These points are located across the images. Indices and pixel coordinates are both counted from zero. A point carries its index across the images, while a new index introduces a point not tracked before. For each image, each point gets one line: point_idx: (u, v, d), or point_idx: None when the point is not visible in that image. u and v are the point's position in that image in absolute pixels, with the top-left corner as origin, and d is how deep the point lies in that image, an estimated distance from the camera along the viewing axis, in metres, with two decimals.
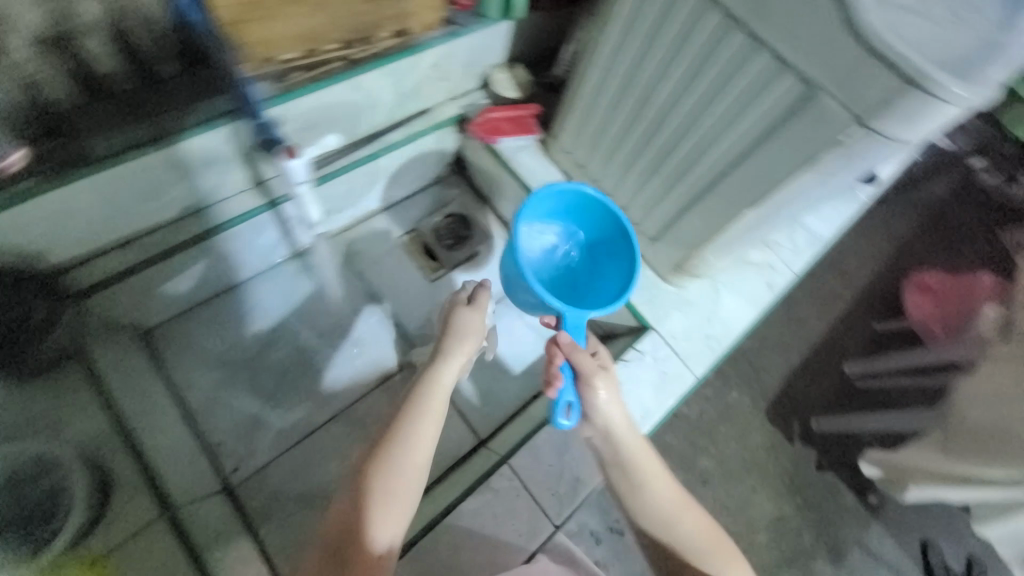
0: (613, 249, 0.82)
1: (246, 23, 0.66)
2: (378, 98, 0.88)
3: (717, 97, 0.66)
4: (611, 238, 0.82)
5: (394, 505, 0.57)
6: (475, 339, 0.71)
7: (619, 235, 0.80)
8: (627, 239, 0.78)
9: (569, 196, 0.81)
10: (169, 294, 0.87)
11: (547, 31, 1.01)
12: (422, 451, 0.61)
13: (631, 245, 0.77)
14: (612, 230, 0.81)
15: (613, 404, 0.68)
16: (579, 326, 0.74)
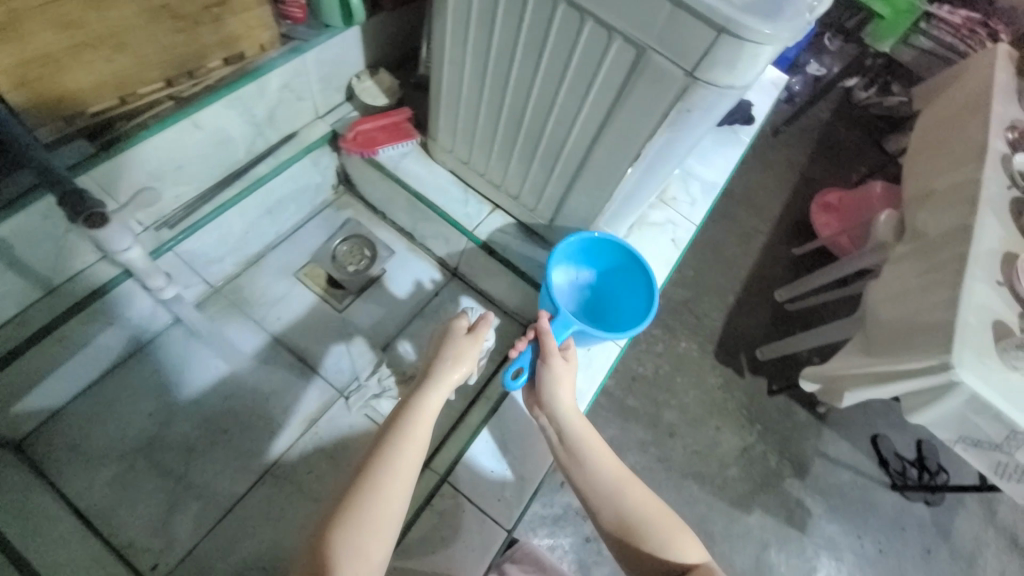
0: (632, 279, 0.83)
1: (31, 82, 0.59)
2: (228, 132, 0.82)
3: (561, 74, 0.65)
4: (628, 268, 0.83)
5: (366, 557, 0.52)
6: (469, 365, 0.70)
7: (635, 265, 0.81)
8: (648, 276, 0.79)
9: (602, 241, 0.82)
10: (37, 396, 0.78)
11: (401, 29, 0.97)
12: (393, 496, 0.56)
13: (649, 276, 0.79)
14: (627, 262, 0.82)
15: (563, 383, 0.72)
16: (565, 326, 0.74)
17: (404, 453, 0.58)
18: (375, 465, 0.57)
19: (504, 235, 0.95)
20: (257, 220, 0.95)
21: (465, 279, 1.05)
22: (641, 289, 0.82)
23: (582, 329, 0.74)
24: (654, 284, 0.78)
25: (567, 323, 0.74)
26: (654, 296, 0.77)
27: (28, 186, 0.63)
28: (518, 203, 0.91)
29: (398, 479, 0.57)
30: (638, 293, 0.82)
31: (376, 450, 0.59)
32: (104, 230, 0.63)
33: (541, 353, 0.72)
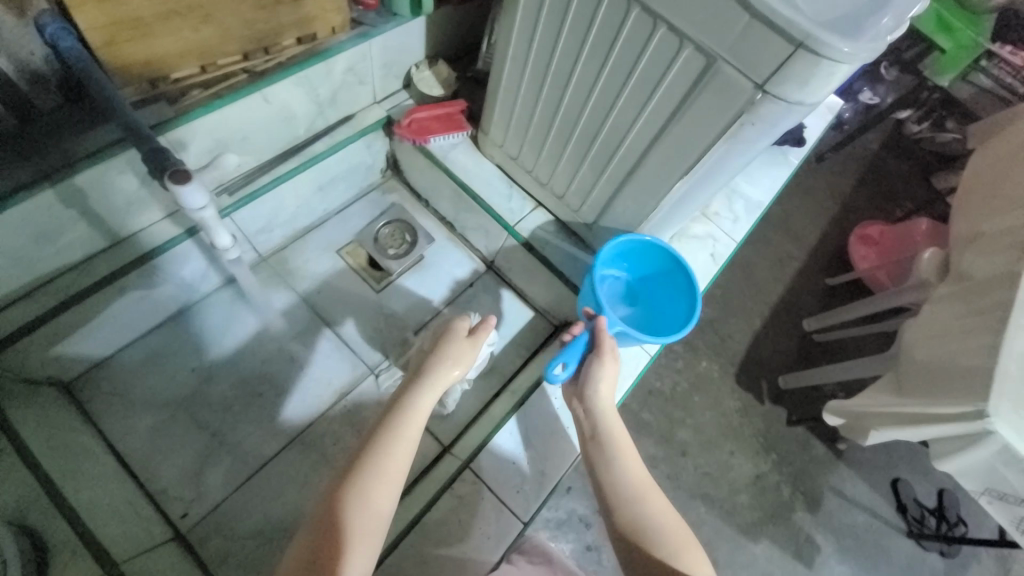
0: (674, 284, 0.83)
1: (125, 43, 0.63)
2: (293, 109, 0.85)
3: (624, 79, 0.66)
4: (671, 272, 0.83)
5: (365, 538, 0.54)
6: (464, 369, 0.70)
7: (678, 271, 0.81)
8: (689, 285, 0.80)
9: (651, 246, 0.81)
10: (97, 340, 0.83)
11: (464, 23, 0.99)
12: (381, 490, 0.56)
13: (693, 285, 0.79)
14: (671, 268, 0.82)
15: (607, 380, 0.72)
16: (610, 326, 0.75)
17: (393, 449, 0.59)
18: (366, 459, 0.58)
19: (545, 233, 0.95)
20: (308, 197, 0.98)
21: (499, 274, 1.07)
22: (682, 295, 0.82)
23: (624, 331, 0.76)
24: (697, 293, 0.77)
25: (611, 324, 0.76)
26: (695, 304, 0.77)
27: (110, 140, 0.67)
28: (561, 203, 0.92)
29: (388, 474, 0.57)
30: (679, 298, 0.82)
31: (369, 442, 0.60)
32: (183, 187, 0.61)
33: (596, 348, 0.73)
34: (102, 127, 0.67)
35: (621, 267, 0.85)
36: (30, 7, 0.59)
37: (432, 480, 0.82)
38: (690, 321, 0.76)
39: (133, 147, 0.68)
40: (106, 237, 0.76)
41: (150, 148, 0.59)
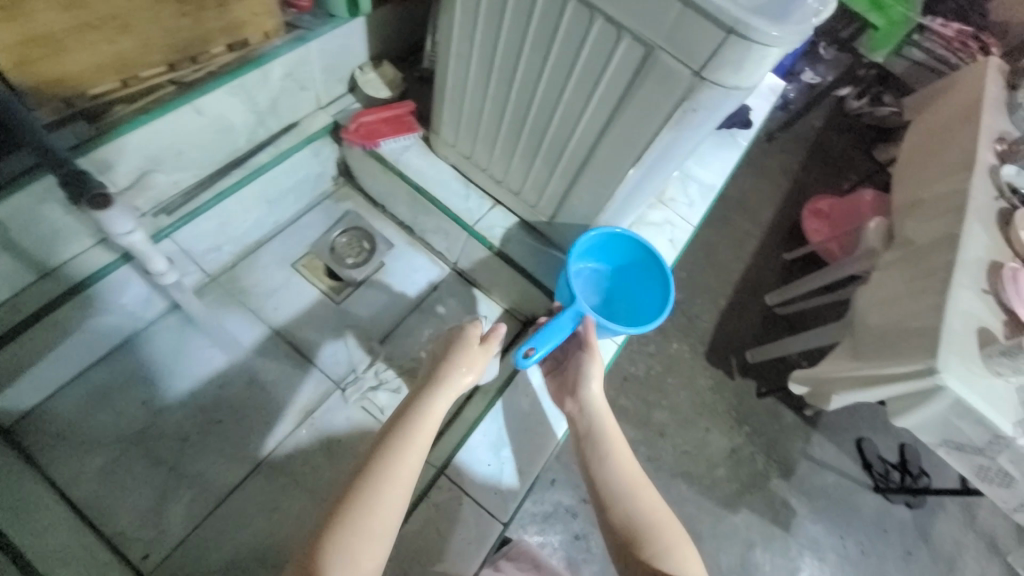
0: (644, 276, 0.85)
1: (35, 61, 0.58)
2: (230, 120, 0.81)
3: (568, 73, 0.66)
4: (641, 263, 0.84)
5: (363, 551, 0.52)
6: (478, 374, 0.69)
7: (651, 262, 0.83)
8: (663, 274, 0.81)
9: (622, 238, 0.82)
10: (32, 379, 0.77)
11: (405, 21, 0.97)
12: (391, 504, 0.55)
13: (666, 273, 0.80)
14: (643, 258, 0.84)
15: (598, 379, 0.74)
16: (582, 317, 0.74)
17: (400, 459, 0.57)
18: (375, 470, 0.56)
19: (505, 230, 0.94)
20: (257, 210, 0.94)
21: (464, 275, 1.05)
22: (654, 285, 0.83)
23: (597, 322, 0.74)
24: (670, 280, 0.80)
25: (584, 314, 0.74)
26: (669, 291, 0.80)
27: (26, 167, 0.62)
28: (518, 199, 0.92)
29: (399, 488, 0.55)
30: (651, 288, 0.84)
31: (377, 454, 0.58)
32: (106, 212, 0.62)
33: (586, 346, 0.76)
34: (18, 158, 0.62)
35: (592, 260, 0.85)
36: None
37: None
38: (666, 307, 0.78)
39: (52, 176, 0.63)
40: (28, 271, 0.71)
41: (64, 173, 0.57)
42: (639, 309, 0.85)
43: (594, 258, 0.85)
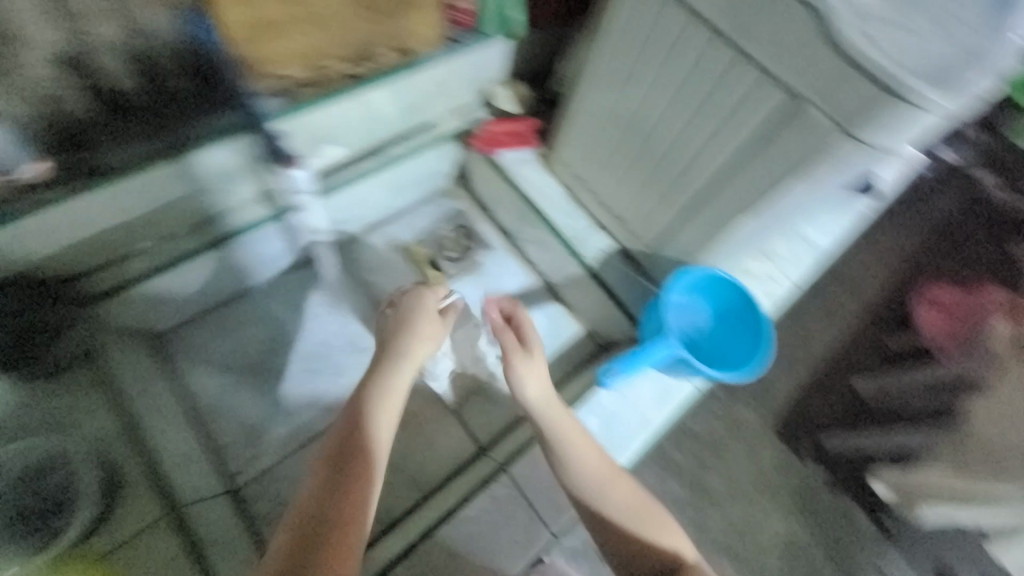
0: (738, 327, 0.84)
1: (259, 43, 0.70)
2: (380, 112, 0.91)
3: (705, 112, 0.69)
4: (736, 314, 0.85)
5: (360, 513, 0.56)
6: (433, 342, 0.73)
7: (748, 313, 0.83)
8: (758, 329, 0.82)
9: (725, 283, 0.83)
10: (181, 301, 0.88)
11: (545, 46, 1.04)
12: (371, 455, 0.60)
13: (763, 329, 0.81)
14: (741, 308, 0.84)
15: (534, 386, 0.70)
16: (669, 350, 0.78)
17: (380, 415, 0.63)
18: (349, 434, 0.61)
19: (601, 252, 0.98)
20: (384, 194, 1.04)
21: (552, 289, 1.09)
22: (744, 339, 0.84)
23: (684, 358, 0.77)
24: (766, 337, 0.81)
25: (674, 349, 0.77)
26: (763, 347, 0.81)
27: (229, 125, 0.74)
28: (620, 224, 0.96)
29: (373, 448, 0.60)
30: (740, 341, 0.84)
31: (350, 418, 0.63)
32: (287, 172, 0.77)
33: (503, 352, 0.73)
34: (226, 112, 0.74)
35: (692, 299, 0.84)
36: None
37: (468, 477, 0.84)
38: (757, 364, 0.80)
39: (246, 134, 0.76)
40: (200, 214, 0.82)
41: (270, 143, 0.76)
42: (723, 357, 0.84)
43: (694, 297, 0.84)
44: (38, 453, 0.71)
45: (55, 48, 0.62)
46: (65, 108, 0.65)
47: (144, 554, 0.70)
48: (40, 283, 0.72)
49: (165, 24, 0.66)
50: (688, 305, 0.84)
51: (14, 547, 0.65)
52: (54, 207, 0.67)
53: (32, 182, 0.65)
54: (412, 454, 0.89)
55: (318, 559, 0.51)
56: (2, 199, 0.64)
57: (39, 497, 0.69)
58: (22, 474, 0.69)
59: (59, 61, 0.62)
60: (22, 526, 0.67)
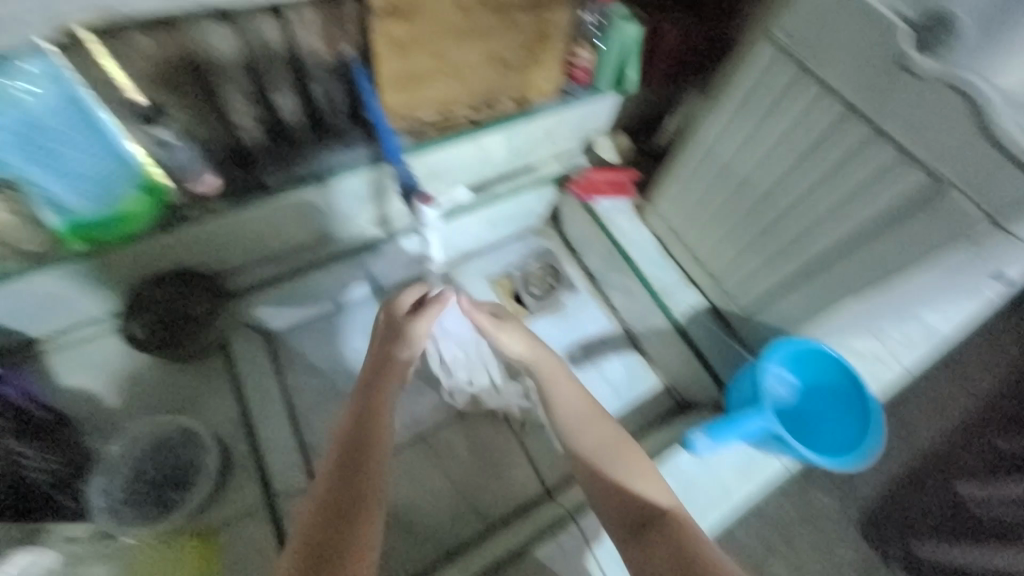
0: (840, 406, 0.79)
1: (403, 91, 0.78)
2: (492, 155, 0.98)
3: (830, 185, 0.67)
4: (839, 393, 0.79)
5: (374, 503, 0.58)
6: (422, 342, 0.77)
7: (854, 395, 0.76)
8: (865, 414, 0.75)
9: (829, 360, 0.77)
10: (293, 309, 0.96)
11: (651, 102, 1.07)
12: (378, 444, 0.63)
13: (871, 415, 0.74)
14: (845, 387, 0.77)
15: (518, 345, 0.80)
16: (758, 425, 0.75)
17: (380, 410, 0.68)
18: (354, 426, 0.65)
19: (691, 308, 0.97)
20: (481, 228, 1.10)
21: (633, 339, 1.08)
22: (848, 421, 0.78)
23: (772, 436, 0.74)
24: (875, 422, 0.74)
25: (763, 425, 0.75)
26: (872, 433, 0.74)
27: (371, 158, 0.82)
28: (714, 283, 0.95)
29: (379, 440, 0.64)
30: (844, 423, 0.78)
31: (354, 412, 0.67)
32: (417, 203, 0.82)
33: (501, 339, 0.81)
34: (372, 148, 0.81)
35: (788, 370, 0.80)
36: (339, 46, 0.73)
37: (536, 519, 0.83)
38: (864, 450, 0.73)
39: (386, 166, 0.83)
40: (323, 234, 0.90)
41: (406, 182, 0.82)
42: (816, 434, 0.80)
43: (791, 370, 0.80)
44: (172, 428, 0.76)
45: (248, 87, 0.72)
46: (241, 137, 0.75)
47: (243, 539, 0.74)
48: (195, 278, 0.81)
49: (335, 73, 0.76)
50: (784, 377, 0.80)
51: (142, 514, 0.72)
52: (223, 216, 0.76)
53: (211, 195, 0.74)
54: (483, 485, 0.90)
55: (342, 542, 0.53)
56: (182, 205, 0.74)
57: (168, 469, 0.75)
58: (157, 444, 0.76)
59: (246, 97, 0.72)
60: (151, 495, 0.74)
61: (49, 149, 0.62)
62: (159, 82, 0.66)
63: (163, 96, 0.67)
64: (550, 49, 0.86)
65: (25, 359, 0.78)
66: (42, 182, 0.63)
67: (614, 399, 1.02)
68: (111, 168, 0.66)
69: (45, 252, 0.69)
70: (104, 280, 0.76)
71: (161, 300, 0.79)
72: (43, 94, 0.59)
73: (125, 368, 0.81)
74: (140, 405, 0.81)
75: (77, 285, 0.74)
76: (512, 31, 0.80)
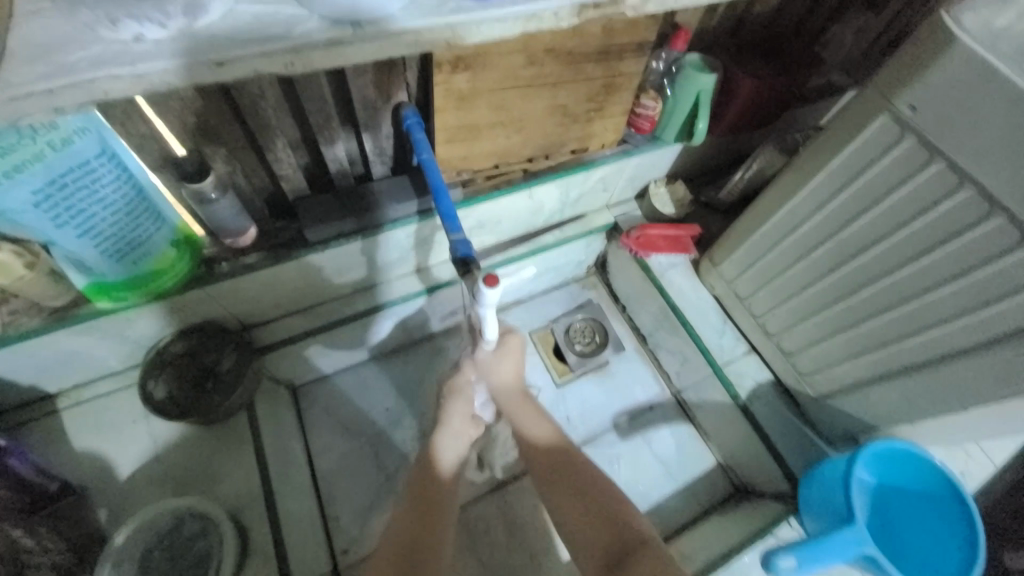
0: (930, 515, 0.71)
1: (453, 143, 0.73)
2: (543, 205, 0.91)
3: (949, 278, 0.58)
4: (933, 499, 0.71)
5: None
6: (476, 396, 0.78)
7: (952, 505, 0.69)
8: (967, 530, 0.67)
9: (920, 461, 0.70)
10: (322, 361, 0.90)
11: (714, 150, 1.00)
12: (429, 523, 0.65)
13: (973, 530, 0.66)
14: (939, 495, 0.70)
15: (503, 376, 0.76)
16: (858, 544, 0.63)
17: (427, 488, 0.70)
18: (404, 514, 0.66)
19: (756, 383, 0.88)
20: (524, 279, 1.04)
21: (682, 406, 1.00)
22: (945, 535, 0.69)
23: (874, 557, 0.62)
24: (980, 542, 0.65)
25: (865, 543, 0.63)
26: (978, 554, 0.65)
27: (422, 210, 0.76)
28: (785, 358, 0.85)
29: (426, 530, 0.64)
30: (939, 541, 0.69)
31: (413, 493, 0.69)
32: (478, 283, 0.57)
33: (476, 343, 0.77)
34: (423, 199, 0.75)
35: (875, 471, 0.71)
36: (391, 96, 0.67)
37: None
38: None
39: (436, 216, 0.77)
40: (360, 285, 0.84)
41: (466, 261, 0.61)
42: (905, 549, 0.70)
43: (877, 470, 0.71)
44: (188, 509, 0.69)
45: (292, 137, 0.66)
46: (283, 187, 0.71)
47: None
48: (225, 331, 0.77)
49: (387, 121, 0.70)
50: (869, 479, 0.71)
51: None
52: (264, 271, 0.70)
53: (244, 248, 0.70)
54: (519, 572, 0.82)
55: None
56: (217, 257, 0.69)
57: (175, 562, 0.67)
58: (168, 527, 0.69)
59: (289, 147, 0.66)
60: None
61: (80, 210, 0.54)
62: (201, 135, 0.60)
63: (203, 148, 0.62)
64: (615, 100, 0.79)
65: (35, 419, 0.72)
66: (68, 243, 0.55)
67: (666, 478, 0.94)
68: (144, 224, 0.60)
69: (64, 308, 0.63)
70: (127, 337, 0.70)
71: (184, 354, 0.75)
72: (79, 152, 0.51)
73: (141, 432, 0.76)
74: (158, 474, 0.75)
75: (99, 346, 0.69)
76: (578, 81, 0.73)
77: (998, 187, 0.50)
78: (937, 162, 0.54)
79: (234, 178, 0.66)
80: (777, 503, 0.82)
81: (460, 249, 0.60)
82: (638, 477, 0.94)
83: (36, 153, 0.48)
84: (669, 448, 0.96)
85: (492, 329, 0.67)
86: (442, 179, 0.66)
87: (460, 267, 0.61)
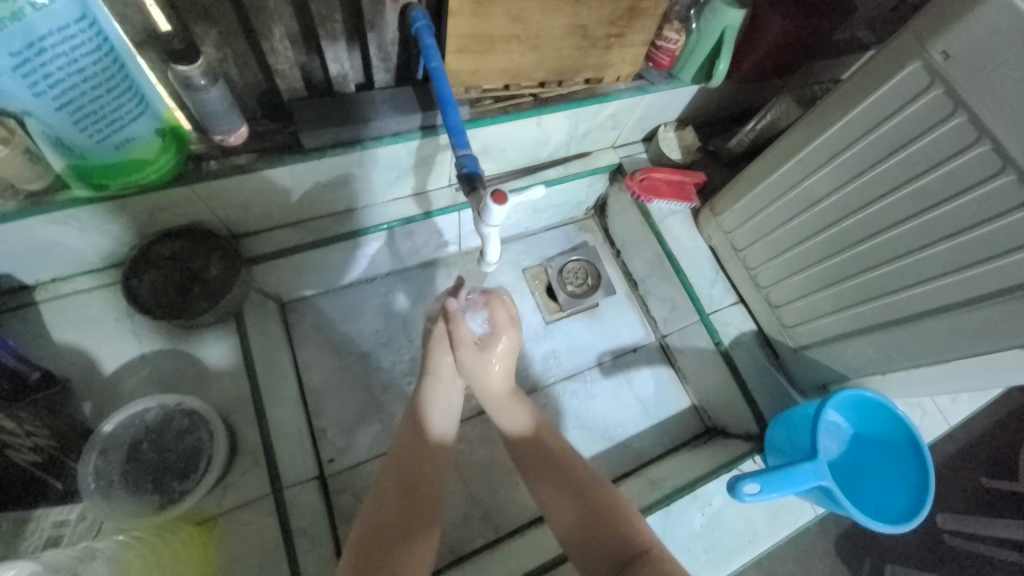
0: (890, 463, 0.76)
1: (465, 55, 0.69)
2: (550, 137, 0.88)
3: (945, 237, 0.59)
4: (893, 446, 0.76)
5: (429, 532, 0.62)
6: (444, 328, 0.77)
7: (908, 453, 0.74)
8: (921, 477, 0.71)
9: (883, 409, 0.75)
10: (316, 279, 0.89)
11: (728, 97, 0.97)
12: (433, 457, 0.71)
13: (925, 476, 0.71)
14: (898, 443, 0.75)
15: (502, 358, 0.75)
16: (819, 476, 0.67)
17: (424, 416, 0.74)
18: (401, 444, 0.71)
19: (738, 332, 0.91)
20: (521, 215, 1.02)
21: (665, 351, 1.04)
22: (901, 477, 0.74)
23: (830, 487, 0.67)
24: (930, 483, 0.70)
25: (826, 475, 0.67)
26: (928, 495, 0.69)
27: (426, 126, 0.72)
28: (770, 310, 0.87)
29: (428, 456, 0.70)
30: (893, 485, 0.74)
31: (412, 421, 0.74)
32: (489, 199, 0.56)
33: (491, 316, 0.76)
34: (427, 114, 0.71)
35: (841, 417, 0.77)
36: None
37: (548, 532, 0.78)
38: (915, 514, 0.69)
39: (441, 133, 0.73)
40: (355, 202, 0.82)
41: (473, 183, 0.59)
42: (863, 490, 0.76)
43: (842, 415, 0.77)
44: (177, 409, 0.71)
45: (291, 28, 0.61)
46: (280, 86, 0.67)
47: (243, 532, 0.68)
48: (214, 236, 0.74)
49: (395, 23, 0.65)
50: (834, 423, 0.77)
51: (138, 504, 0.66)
52: (253, 174, 0.67)
53: (234, 147, 0.66)
54: (497, 491, 0.87)
55: (405, 539, 0.61)
56: (209, 155, 0.66)
57: (163, 457, 0.69)
58: (156, 424, 0.70)
59: (287, 39, 0.61)
60: (147, 483, 0.68)
61: (60, 82, 0.49)
62: (189, 10, 0.54)
63: (192, 27, 0.56)
64: (637, 27, 0.74)
65: (15, 309, 0.70)
66: (47, 116, 0.51)
67: (643, 415, 0.98)
68: (130, 106, 0.55)
69: (41, 193, 0.60)
70: (110, 232, 0.67)
71: (171, 256, 0.72)
72: (61, 15, 0.46)
73: (126, 330, 0.75)
74: (146, 373, 0.75)
75: (79, 239, 0.66)
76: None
77: (1014, 144, 0.50)
78: (960, 115, 0.53)
79: (225, 67, 0.62)
80: (744, 443, 0.87)
81: (467, 165, 0.58)
82: (616, 414, 0.98)
83: (13, 11, 0.43)
84: (647, 386, 1.01)
85: (493, 251, 0.66)
86: (451, 90, 0.62)
87: (467, 184, 0.59)
